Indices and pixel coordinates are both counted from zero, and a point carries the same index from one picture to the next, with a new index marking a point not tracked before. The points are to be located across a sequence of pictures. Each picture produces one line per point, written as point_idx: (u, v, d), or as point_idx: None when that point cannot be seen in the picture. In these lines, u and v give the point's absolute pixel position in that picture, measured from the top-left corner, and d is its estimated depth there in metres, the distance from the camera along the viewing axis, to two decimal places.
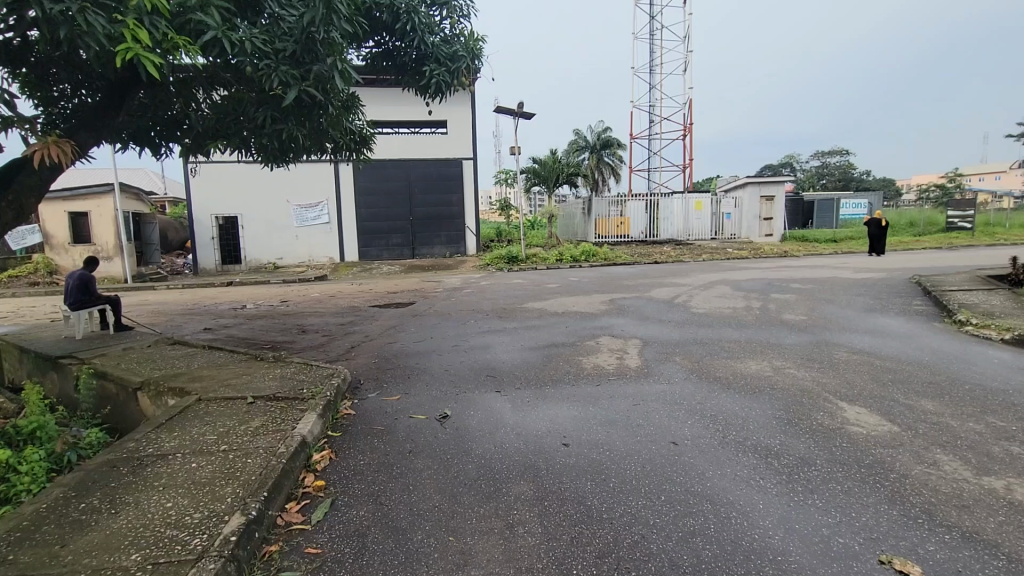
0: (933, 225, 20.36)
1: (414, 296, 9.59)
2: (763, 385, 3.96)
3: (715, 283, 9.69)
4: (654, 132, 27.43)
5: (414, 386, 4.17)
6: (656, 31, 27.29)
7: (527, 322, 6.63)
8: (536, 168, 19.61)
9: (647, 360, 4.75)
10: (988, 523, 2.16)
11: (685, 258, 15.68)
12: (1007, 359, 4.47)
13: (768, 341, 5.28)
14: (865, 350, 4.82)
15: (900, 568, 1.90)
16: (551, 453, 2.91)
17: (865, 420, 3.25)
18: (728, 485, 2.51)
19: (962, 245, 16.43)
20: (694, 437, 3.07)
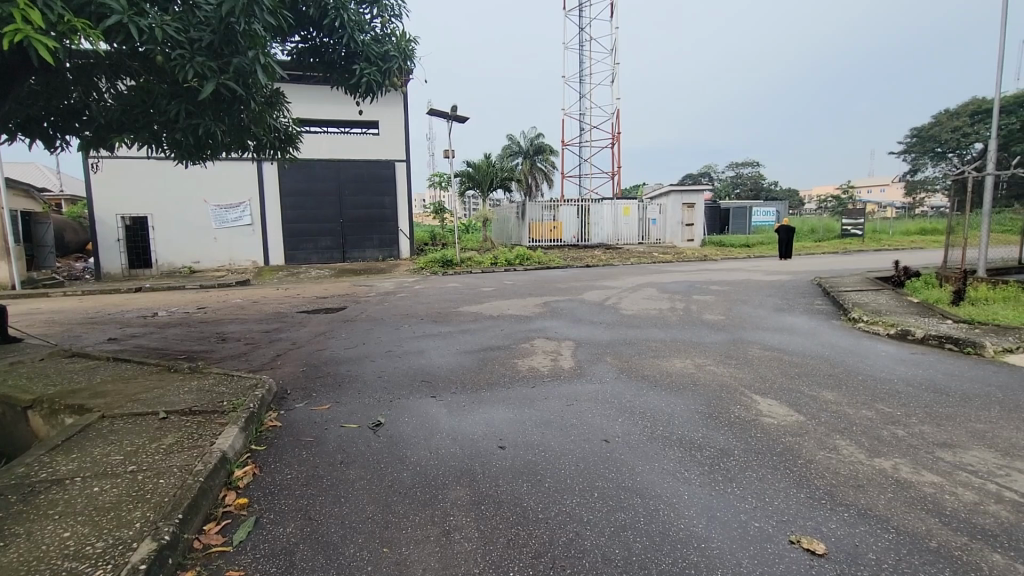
0: (830, 232, 22.44)
1: (344, 301, 9.28)
2: (687, 382, 4.19)
3: (642, 286, 10.13)
4: (585, 140, 28.44)
5: (346, 394, 4.04)
6: (585, 43, 28.31)
7: (463, 326, 6.62)
8: (470, 172, 19.53)
9: (579, 361, 4.89)
10: (880, 500, 2.41)
11: (614, 261, 16.29)
12: (892, 352, 5.01)
13: (690, 340, 5.59)
14: (774, 347, 5.23)
15: (807, 546, 2.08)
16: (487, 456, 2.92)
17: (776, 411, 3.53)
18: (656, 479, 2.64)
19: (855, 250, 18.24)
20: (624, 434, 3.19)
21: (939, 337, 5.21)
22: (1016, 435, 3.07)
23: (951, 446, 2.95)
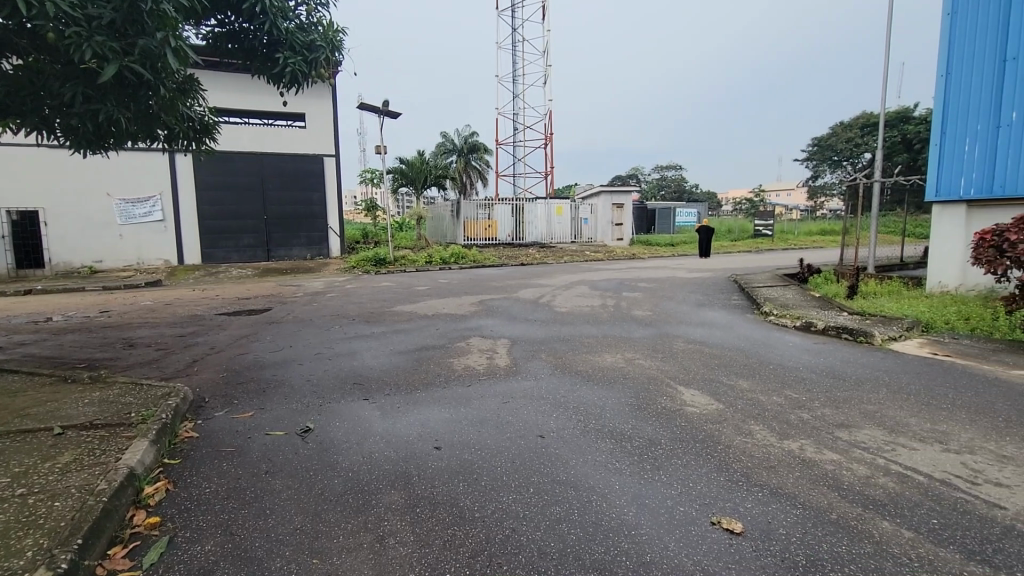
0: (745, 232, 24.12)
1: (269, 302, 8.81)
2: (617, 375, 4.35)
3: (575, 283, 10.39)
4: (518, 139, 28.75)
5: (271, 400, 3.84)
6: (517, 43, 28.61)
7: (396, 326, 6.50)
8: (402, 168, 19.26)
9: (515, 359, 4.93)
10: (789, 479, 2.63)
11: (548, 259, 16.58)
12: (798, 342, 5.47)
13: (620, 336, 5.81)
14: (697, 340, 5.54)
15: (727, 526, 2.22)
16: (423, 458, 2.89)
17: (698, 401, 3.75)
18: (589, 471, 2.72)
19: (766, 249, 19.70)
20: (559, 429, 3.27)
21: (837, 328, 5.74)
22: (899, 413, 3.45)
23: (847, 426, 3.27)
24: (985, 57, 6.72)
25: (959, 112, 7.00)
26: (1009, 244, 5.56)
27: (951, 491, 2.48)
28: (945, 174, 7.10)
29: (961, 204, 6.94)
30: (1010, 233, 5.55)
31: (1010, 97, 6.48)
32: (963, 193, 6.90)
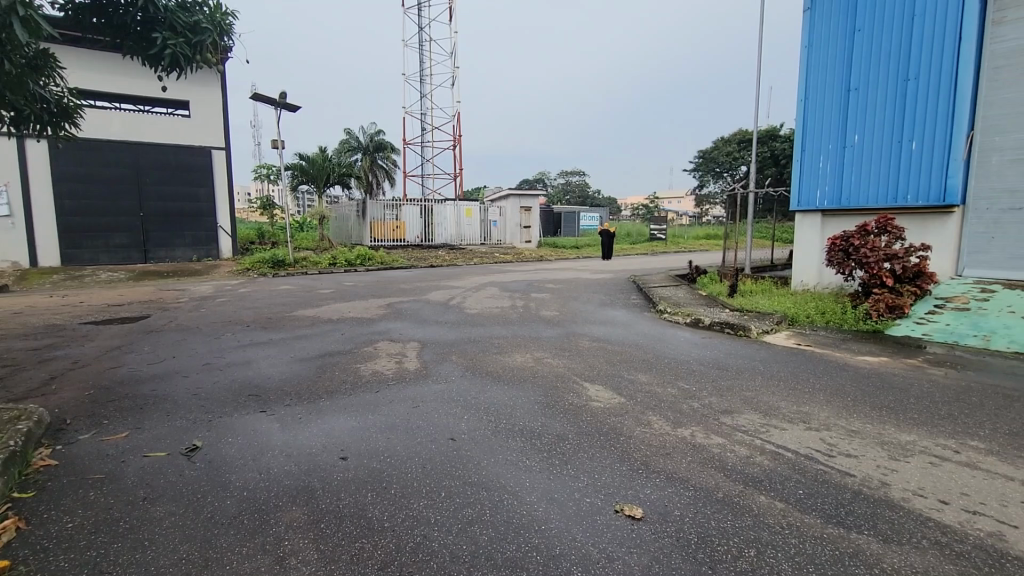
0: (642, 235, 25.76)
1: (146, 308, 7.90)
2: (526, 375, 4.45)
3: (484, 285, 10.47)
4: (426, 140, 28.44)
5: (150, 418, 3.45)
6: (424, 43, 28.29)
7: (297, 331, 6.13)
8: (303, 164, 18.18)
9: (425, 362, 4.86)
10: (683, 463, 2.85)
11: (457, 261, 16.55)
12: (689, 337, 5.95)
13: (529, 336, 5.95)
14: (601, 338, 5.83)
15: (629, 513, 2.36)
16: (328, 469, 2.76)
17: (602, 396, 3.94)
18: (501, 470, 2.76)
19: (662, 252, 21.17)
20: (470, 431, 3.28)
21: (721, 323, 6.32)
22: (771, 398, 3.89)
23: (730, 412, 3.61)
24: (834, 88, 7.76)
25: (814, 134, 8.02)
26: (854, 249, 6.49)
27: (813, 464, 2.84)
28: (805, 187, 8.09)
29: (818, 213, 7.94)
30: (854, 239, 6.49)
31: (853, 123, 7.54)
32: (819, 204, 7.91)
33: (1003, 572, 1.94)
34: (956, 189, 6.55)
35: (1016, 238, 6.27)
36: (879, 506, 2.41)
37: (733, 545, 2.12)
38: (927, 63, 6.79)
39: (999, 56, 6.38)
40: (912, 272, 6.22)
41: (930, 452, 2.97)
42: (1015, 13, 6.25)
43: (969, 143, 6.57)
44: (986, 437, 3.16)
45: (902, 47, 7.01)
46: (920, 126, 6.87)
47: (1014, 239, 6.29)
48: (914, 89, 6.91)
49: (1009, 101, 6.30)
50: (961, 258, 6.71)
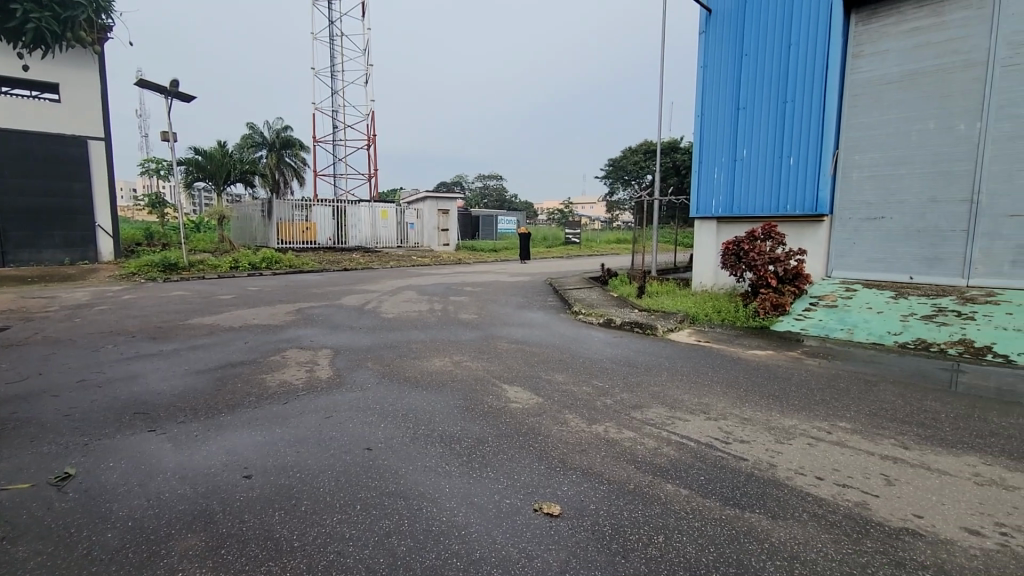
0: (557, 239, 26.59)
1: (4, 319, 6.85)
2: (445, 379, 4.41)
3: (401, 288, 10.24)
4: (338, 138, 27.36)
5: (9, 446, 3.00)
6: (335, 37, 27.19)
7: (193, 341, 5.62)
8: (198, 159, 16.74)
9: (338, 370, 4.66)
10: (598, 458, 2.97)
11: (373, 264, 16.05)
12: (603, 337, 6.22)
13: (448, 339, 5.90)
14: (519, 340, 5.93)
15: (547, 511, 2.42)
16: (229, 490, 2.56)
17: (521, 397, 4.00)
18: (419, 478, 2.71)
19: (576, 255, 21.92)
20: (387, 439, 3.19)
21: (631, 323, 6.67)
22: (676, 391, 4.16)
23: (640, 407, 3.82)
24: (726, 105, 8.48)
25: (710, 147, 8.72)
26: (744, 253, 7.13)
27: (713, 451, 3.08)
28: (703, 195, 8.76)
29: (714, 220, 8.63)
30: (744, 244, 7.12)
31: (742, 138, 8.28)
32: (715, 212, 8.60)
33: (867, 536, 2.22)
34: (826, 201, 7.41)
35: (872, 244, 7.22)
36: (768, 486, 2.66)
37: (644, 534, 2.24)
38: (801, 88, 7.62)
39: (858, 85, 7.33)
40: (792, 273, 6.94)
41: (808, 434, 3.33)
42: (870, 48, 7.23)
43: (835, 160, 7.48)
44: (851, 418, 3.60)
45: (782, 72, 7.81)
46: (796, 144, 7.69)
47: (871, 244, 7.24)
48: (791, 111, 7.72)
49: (865, 125, 7.25)
50: (830, 261, 7.61)
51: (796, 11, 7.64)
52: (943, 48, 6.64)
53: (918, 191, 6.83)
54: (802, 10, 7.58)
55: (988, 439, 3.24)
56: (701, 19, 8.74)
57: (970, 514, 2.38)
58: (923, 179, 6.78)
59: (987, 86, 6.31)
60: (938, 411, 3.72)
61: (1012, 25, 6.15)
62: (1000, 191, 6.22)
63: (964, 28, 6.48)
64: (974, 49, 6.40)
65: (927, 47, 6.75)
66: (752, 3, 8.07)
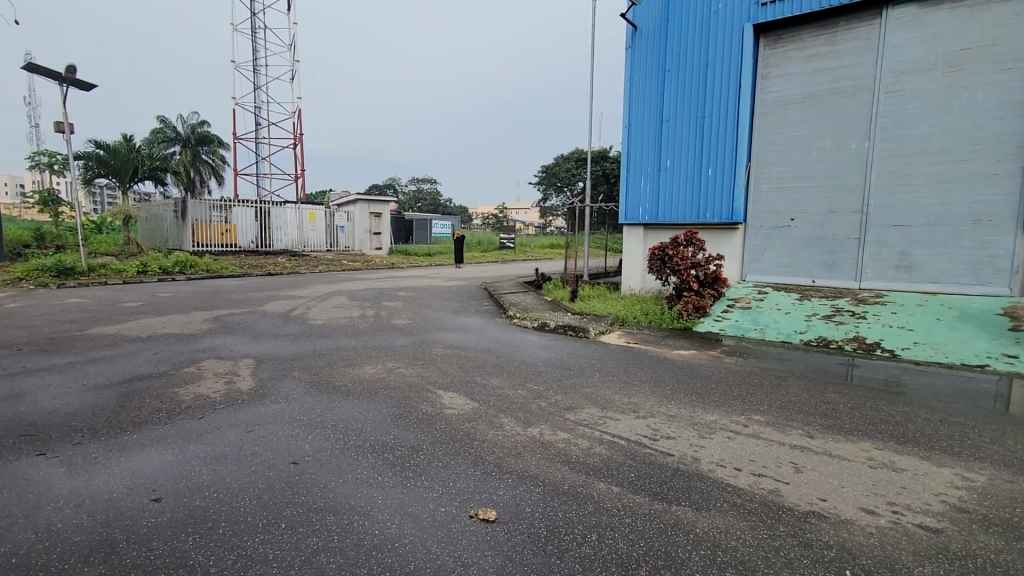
0: (492, 244, 26.71)
1: None
2: (377, 386, 4.29)
3: (331, 294, 9.86)
4: (261, 135, 25.97)
5: None
6: (257, 29, 25.83)
7: (93, 353, 5.10)
8: (99, 153, 15.20)
9: (261, 380, 4.39)
10: (533, 461, 3.00)
11: (300, 269, 15.34)
12: (537, 340, 6.30)
13: (380, 346, 5.75)
14: (454, 345, 5.88)
15: (483, 517, 2.40)
16: (135, 516, 2.33)
17: (457, 402, 3.96)
18: (350, 490, 2.61)
19: (510, 260, 22.14)
20: (314, 452, 3.04)
21: (564, 326, 6.81)
22: (607, 392, 4.29)
23: (573, 409, 3.90)
24: (651, 117, 8.89)
25: (637, 157, 9.10)
26: (668, 258, 7.50)
27: (641, 449, 3.20)
28: (631, 203, 9.12)
29: (641, 227, 9.01)
30: (668, 250, 7.50)
31: (666, 150, 8.71)
32: (642, 218, 8.97)
33: (780, 521, 2.39)
34: (740, 210, 7.96)
35: (781, 250, 7.83)
36: (693, 479, 2.80)
37: (578, 533, 2.28)
38: (718, 105, 8.15)
39: (766, 104, 7.95)
40: (711, 277, 7.39)
41: (727, 428, 3.55)
42: (776, 70, 7.86)
43: (748, 173, 8.05)
44: (765, 412, 3.88)
45: (701, 89, 8.31)
46: (714, 157, 8.20)
47: (779, 250, 7.85)
48: (710, 125, 8.24)
49: (774, 141, 7.87)
50: (745, 266, 8.18)
51: (713, 33, 8.17)
52: (837, 74, 7.35)
53: (819, 202, 7.50)
54: (719, 33, 8.12)
55: (879, 426, 3.60)
56: (628, 35, 9.11)
57: (866, 495, 2.63)
58: (823, 191, 7.45)
59: (874, 109, 7.05)
60: (837, 402, 4.10)
61: (893, 55, 6.91)
62: (885, 203, 6.96)
63: (855, 57, 7.21)
64: (863, 75, 7.14)
65: (825, 72, 7.44)
66: (674, 22, 8.52)
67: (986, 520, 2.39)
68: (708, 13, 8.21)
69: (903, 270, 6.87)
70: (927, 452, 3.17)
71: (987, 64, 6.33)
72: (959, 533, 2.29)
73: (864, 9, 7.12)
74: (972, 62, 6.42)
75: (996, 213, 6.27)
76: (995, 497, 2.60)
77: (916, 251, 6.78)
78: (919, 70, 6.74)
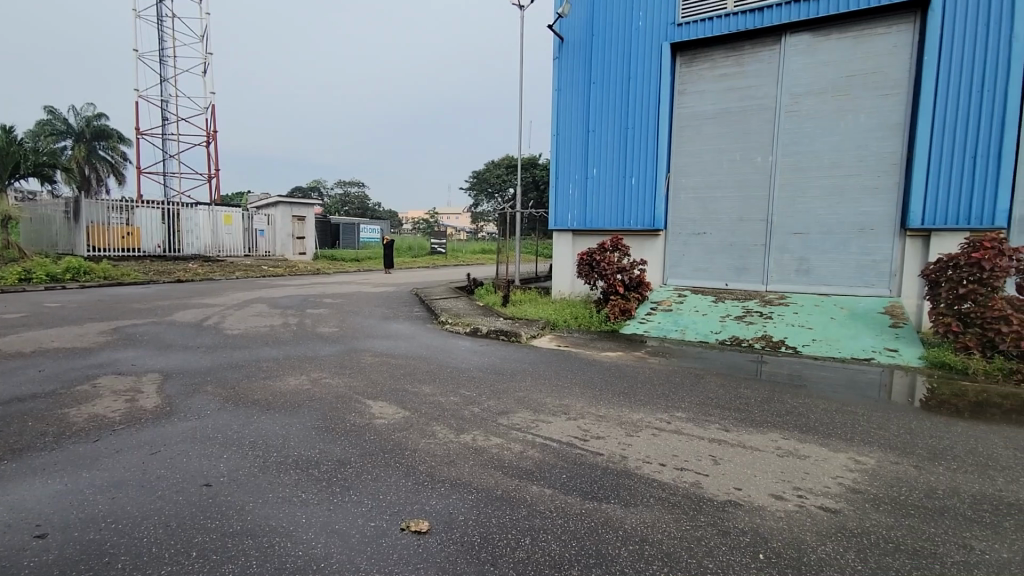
0: (423, 249, 26.32)
1: None
2: (300, 399, 4.07)
3: (250, 301, 9.28)
4: (169, 131, 24.03)
5: None
6: (163, 17, 23.91)
7: None
8: None
9: (169, 397, 4.03)
10: (466, 468, 2.97)
11: (214, 275, 14.32)
12: (469, 345, 6.27)
13: (304, 355, 5.48)
14: (383, 352, 5.72)
15: (415, 528, 2.34)
16: (14, 557, 2.06)
17: (387, 412, 3.85)
18: (271, 511, 2.45)
19: (442, 265, 21.95)
20: (230, 471, 2.84)
21: (496, 331, 6.83)
22: (539, 395, 4.35)
23: (505, 413, 3.91)
24: (579, 126, 9.16)
25: (565, 164, 9.33)
26: (596, 262, 7.74)
27: (572, 450, 3.26)
28: (560, 209, 9.33)
29: (570, 233, 9.24)
30: (596, 255, 7.74)
31: (593, 159, 9.00)
32: (570, 224, 9.21)
33: (701, 511, 2.53)
34: (661, 218, 8.38)
35: (697, 255, 8.33)
36: (621, 477, 2.90)
37: (511, 538, 2.29)
38: (640, 117, 8.55)
39: (683, 118, 8.44)
40: (636, 281, 7.70)
41: (653, 425, 3.71)
42: (691, 87, 8.37)
43: (668, 182, 8.50)
44: (686, 408, 4.09)
45: (624, 102, 8.69)
46: (636, 166, 8.58)
47: (697, 256, 8.34)
48: (633, 136, 8.62)
49: (691, 153, 8.37)
50: (666, 270, 8.61)
51: (634, 49, 8.57)
52: (744, 93, 7.95)
53: (731, 210, 8.06)
54: (639, 49, 8.53)
55: (785, 417, 3.91)
56: (555, 45, 9.34)
57: (776, 482, 2.84)
58: (733, 200, 8.02)
59: (776, 127, 7.70)
60: (749, 396, 4.41)
61: (791, 79, 7.60)
62: (787, 213, 7.61)
63: (759, 78, 7.84)
64: (766, 95, 7.78)
65: (733, 91, 8.03)
66: (599, 36, 8.84)
67: (875, 499, 2.65)
68: (630, 29, 8.60)
69: (802, 274, 7.53)
70: (826, 439, 3.48)
71: (867, 90, 7.12)
72: (854, 512, 2.53)
73: (767, 35, 7.76)
74: (855, 88, 7.19)
75: (877, 222, 7.04)
76: (882, 478, 2.90)
77: (813, 257, 7.45)
78: (813, 93, 7.46)
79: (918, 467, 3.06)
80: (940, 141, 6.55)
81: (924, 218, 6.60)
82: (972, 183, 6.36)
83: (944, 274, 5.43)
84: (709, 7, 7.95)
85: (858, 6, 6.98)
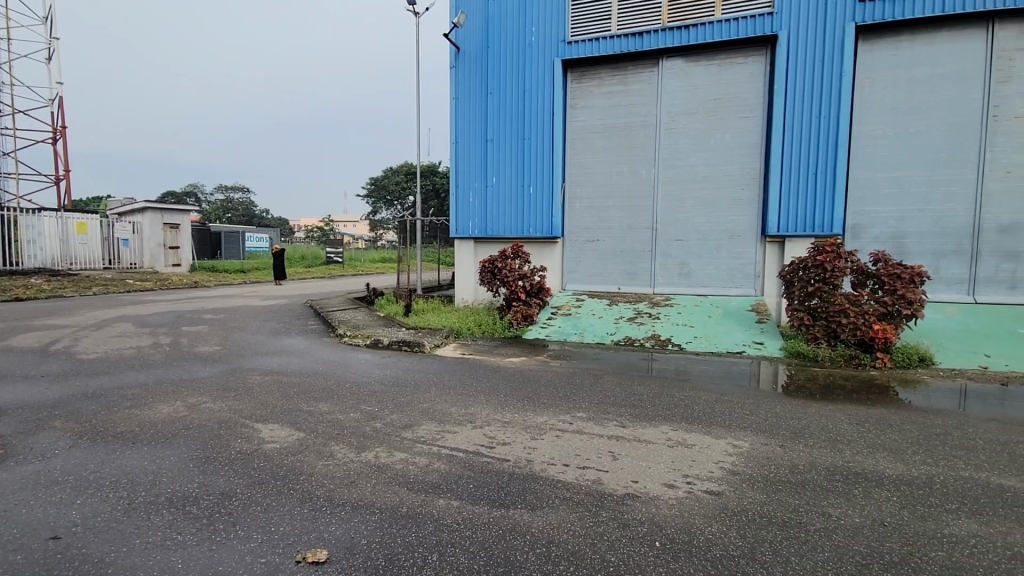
0: (317, 259, 24.93)
1: None
2: (174, 428, 3.64)
3: (110, 320, 8.16)
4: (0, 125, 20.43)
5: None
6: None
7: None
8: None
9: (3, 437, 3.40)
10: (369, 488, 2.83)
11: (64, 291, 12.41)
12: (370, 358, 6.03)
13: (179, 378, 4.91)
14: (273, 370, 5.31)
15: (312, 559, 2.18)
16: None
17: (278, 435, 3.57)
18: (139, 560, 2.16)
19: (339, 275, 20.92)
20: (85, 518, 2.45)
21: (398, 342, 6.65)
22: (443, 406, 4.28)
23: (409, 426, 3.80)
24: (477, 135, 9.24)
25: (464, 172, 9.35)
26: (498, 270, 7.84)
27: (479, 458, 3.25)
28: (460, 217, 9.33)
29: (471, 240, 9.26)
30: (498, 263, 7.85)
31: (491, 167, 9.12)
32: (471, 232, 9.24)
33: (603, 507, 2.64)
34: (558, 226, 8.70)
35: (592, 261, 8.78)
36: (527, 481, 2.94)
37: (417, 556, 2.22)
38: (536, 128, 8.83)
39: (575, 131, 8.86)
40: (537, 287, 7.89)
41: (556, 427, 3.81)
42: (582, 102, 8.81)
43: (563, 192, 8.85)
44: (587, 408, 4.25)
45: (520, 113, 8.93)
46: (533, 176, 8.84)
47: (592, 262, 8.77)
48: (529, 147, 8.87)
49: (583, 164, 8.80)
50: (565, 276, 8.94)
51: (528, 64, 8.86)
52: (629, 110, 8.54)
53: (621, 219, 8.58)
54: (533, 63, 8.82)
55: (673, 410, 4.23)
56: (451, 55, 9.34)
57: (667, 471, 3.05)
58: (623, 209, 8.55)
59: (657, 142, 8.35)
60: (642, 393, 4.70)
61: (668, 98, 8.29)
62: (669, 221, 8.27)
63: (641, 97, 8.46)
64: (648, 113, 8.42)
65: (620, 107, 8.58)
66: (494, 49, 9.02)
67: (751, 479, 2.95)
68: (524, 44, 8.87)
69: (684, 277, 8.22)
70: (708, 427, 3.81)
71: (731, 112, 7.98)
72: (734, 493, 2.79)
73: (647, 58, 8.40)
74: (722, 109, 8.02)
75: (744, 230, 7.89)
76: (755, 459, 3.24)
77: (692, 261, 8.17)
78: (687, 112, 8.20)
79: (784, 446, 3.45)
80: (789, 158, 7.50)
81: (780, 226, 7.53)
82: (814, 195, 7.36)
83: (797, 274, 6.23)
84: (596, 29, 8.44)
85: (722, 37, 7.80)
